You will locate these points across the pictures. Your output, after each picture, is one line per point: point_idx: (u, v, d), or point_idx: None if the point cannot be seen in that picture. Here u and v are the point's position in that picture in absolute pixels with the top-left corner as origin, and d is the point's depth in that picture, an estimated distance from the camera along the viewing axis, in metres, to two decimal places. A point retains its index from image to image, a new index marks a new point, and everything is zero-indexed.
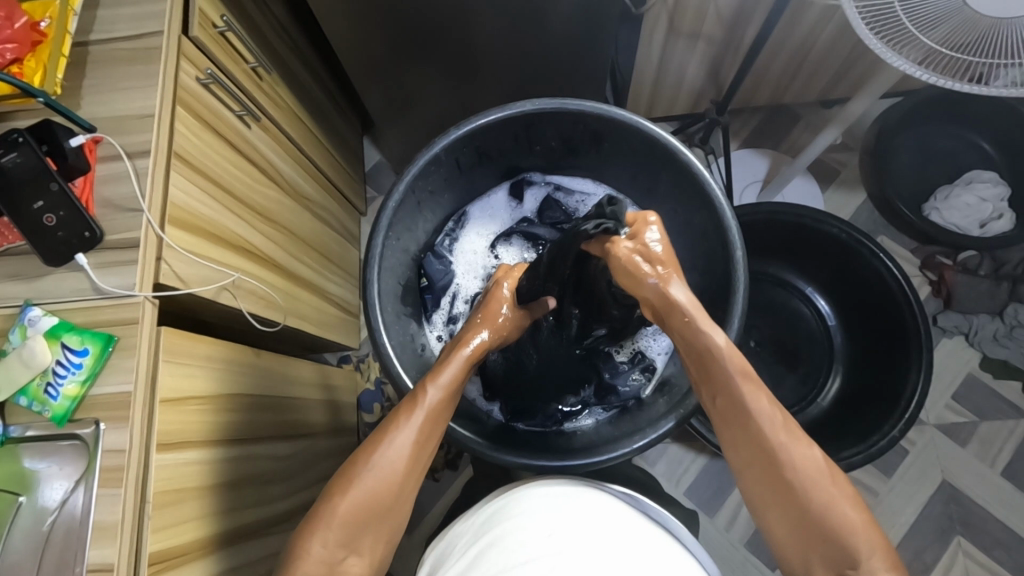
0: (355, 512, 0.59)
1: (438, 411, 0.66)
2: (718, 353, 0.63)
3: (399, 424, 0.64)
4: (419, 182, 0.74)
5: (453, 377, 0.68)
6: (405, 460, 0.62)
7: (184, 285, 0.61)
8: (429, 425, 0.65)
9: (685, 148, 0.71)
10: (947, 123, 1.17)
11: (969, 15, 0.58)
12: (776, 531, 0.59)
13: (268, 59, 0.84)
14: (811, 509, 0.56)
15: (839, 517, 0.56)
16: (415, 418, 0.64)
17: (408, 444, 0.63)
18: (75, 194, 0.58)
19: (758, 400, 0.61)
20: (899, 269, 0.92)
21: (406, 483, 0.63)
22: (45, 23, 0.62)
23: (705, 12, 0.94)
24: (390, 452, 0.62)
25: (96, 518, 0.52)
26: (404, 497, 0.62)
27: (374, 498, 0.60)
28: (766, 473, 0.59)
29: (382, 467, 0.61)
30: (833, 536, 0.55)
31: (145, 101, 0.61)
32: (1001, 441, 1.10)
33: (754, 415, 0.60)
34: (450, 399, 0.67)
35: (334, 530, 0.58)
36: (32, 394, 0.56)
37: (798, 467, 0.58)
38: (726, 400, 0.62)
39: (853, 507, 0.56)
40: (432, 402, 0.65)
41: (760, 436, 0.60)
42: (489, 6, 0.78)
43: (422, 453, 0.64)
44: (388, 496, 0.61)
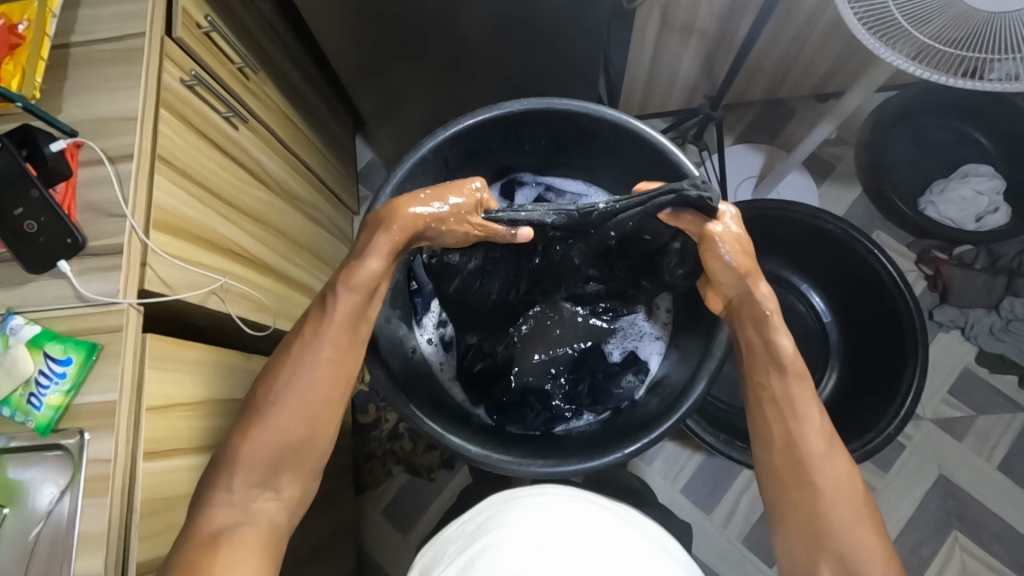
0: (265, 444, 0.57)
1: (346, 324, 0.62)
2: (779, 353, 0.63)
3: (303, 345, 0.61)
4: (407, 184, 0.73)
5: (360, 282, 0.63)
6: (315, 379, 0.60)
7: (170, 290, 0.60)
8: (340, 337, 0.61)
9: (676, 148, 0.70)
10: (942, 116, 1.16)
11: (961, 10, 0.57)
12: (785, 533, 0.59)
13: (255, 58, 0.83)
14: (831, 523, 0.56)
15: (857, 535, 0.56)
16: (323, 336, 0.61)
17: (316, 364, 0.60)
18: (56, 200, 0.57)
19: (804, 407, 0.61)
20: (894, 265, 0.91)
21: (322, 404, 0.60)
22: (23, 26, 0.61)
23: (698, 7, 0.93)
24: (294, 374, 0.59)
25: (82, 528, 0.52)
26: (321, 420, 0.60)
27: (284, 427, 0.58)
28: (794, 478, 0.59)
29: (286, 391, 0.59)
30: (848, 552, 0.55)
31: (127, 103, 0.60)
32: (997, 435, 1.10)
33: (795, 420, 0.61)
34: (359, 309, 0.63)
35: (243, 467, 0.57)
36: (14, 404, 0.55)
37: (825, 481, 0.58)
38: (777, 397, 0.62)
39: (871, 530, 0.56)
40: (340, 313, 0.62)
41: (794, 443, 0.60)
42: (478, 3, 0.77)
43: (337, 369, 0.61)
44: (295, 419, 0.58)
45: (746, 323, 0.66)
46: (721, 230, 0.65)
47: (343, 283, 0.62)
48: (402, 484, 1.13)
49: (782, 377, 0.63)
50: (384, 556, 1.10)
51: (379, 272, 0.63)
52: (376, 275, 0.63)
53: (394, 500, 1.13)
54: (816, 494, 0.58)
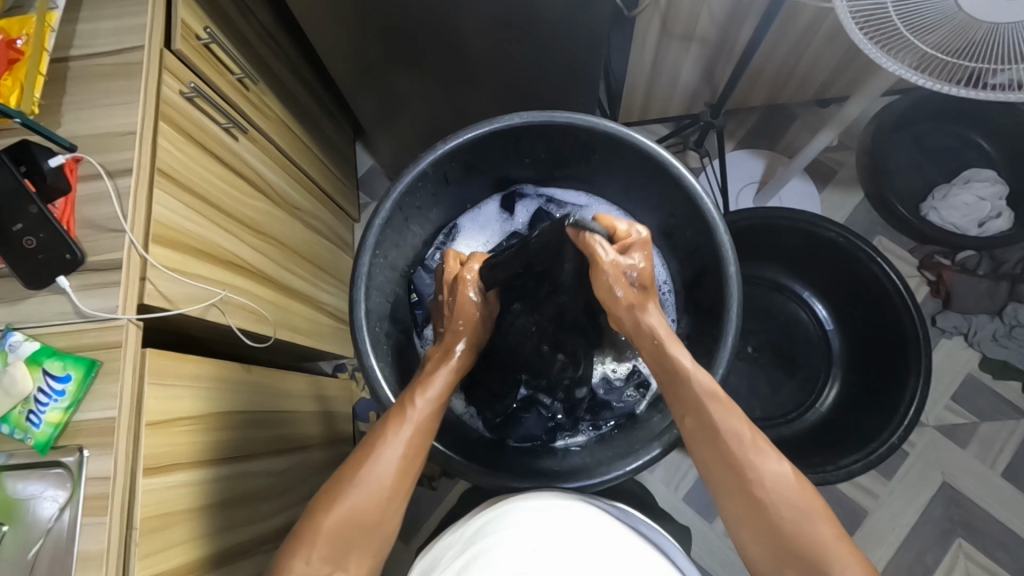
0: (341, 527, 0.57)
1: (427, 424, 0.64)
2: (686, 374, 0.62)
3: (386, 436, 0.62)
4: (407, 198, 0.73)
5: (441, 388, 0.67)
6: (393, 473, 0.61)
7: (173, 305, 0.60)
8: (418, 437, 0.63)
9: (677, 160, 0.69)
10: (944, 121, 1.16)
11: (963, 20, 0.56)
12: (749, 546, 0.58)
13: (254, 69, 0.83)
14: (783, 529, 0.55)
15: (812, 537, 0.54)
16: (407, 426, 0.63)
17: (392, 459, 0.61)
18: (55, 216, 0.57)
19: (720, 417, 0.60)
20: (897, 273, 0.91)
21: (398, 496, 0.61)
22: (22, 41, 0.61)
23: (698, 14, 0.92)
24: (379, 462, 0.60)
25: (81, 547, 0.51)
26: (391, 514, 0.60)
27: (362, 514, 0.58)
28: (737, 490, 0.58)
29: (370, 480, 0.60)
30: (808, 555, 0.54)
31: (126, 117, 0.60)
32: (1001, 442, 1.09)
33: (725, 438, 0.59)
34: (438, 413, 0.66)
35: (322, 540, 0.57)
36: (13, 421, 0.54)
37: (768, 488, 0.57)
38: (692, 412, 0.61)
39: (833, 527, 0.55)
40: (420, 416, 0.64)
41: (726, 456, 0.59)
42: (478, 11, 0.77)
43: (415, 464, 0.62)
44: (374, 509, 0.59)
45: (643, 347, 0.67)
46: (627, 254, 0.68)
47: (422, 387, 0.66)
48: None
49: (696, 392, 0.61)
50: (385, 565, 1.10)
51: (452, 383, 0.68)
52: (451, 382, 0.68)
53: None
54: (759, 500, 0.57)
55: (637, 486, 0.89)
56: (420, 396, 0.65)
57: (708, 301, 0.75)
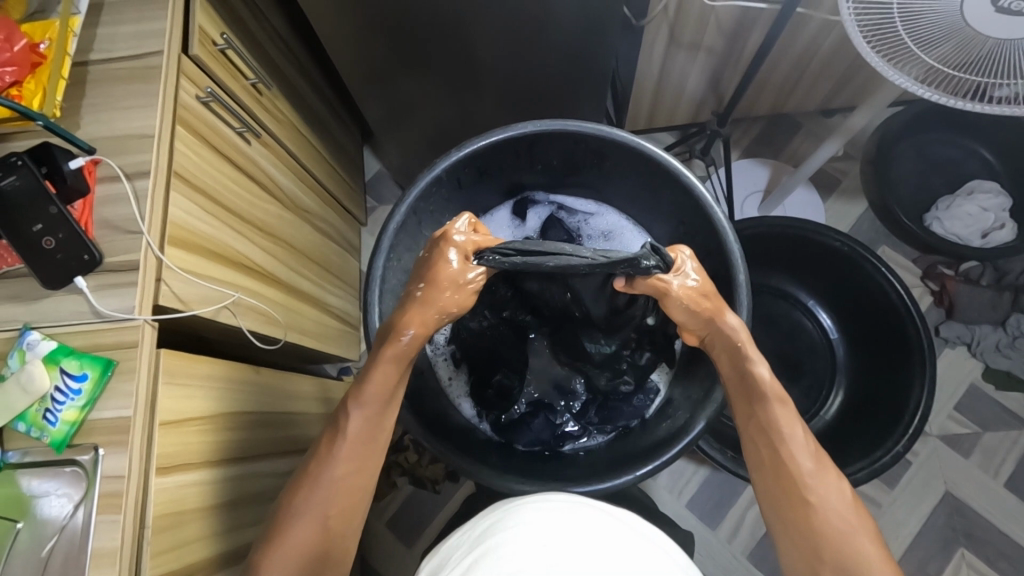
0: (290, 558, 0.58)
1: (363, 436, 0.63)
2: (759, 380, 0.64)
3: (324, 456, 0.62)
4: (421, 203, 0.74)
5: (374, 393, 0.64)
6: (336, 494, 0.61)
7: (186, 307, 0.61)
8: (355, 451, 0.63)
9: (686, 168, 0.70)
10: (948, 132, 1.17)
11: (968, 35, 0.57)
12: (783, 545, 0.59)
13: (268, 74, 0.84)
14: (830, 541, 0.57)
15: (853, 547, 0.56)
16: (341, 447, 0.62)
17: (332, 477, 0.61)
18: (74, 217, 0.58)
19: (785, 424, 0.63)
20: (901, 282, 0.92)
21: (346, 516, 0.61)
22: (44, 45, 0.62)
23: (706, 24, 0.93)
24: (318, 485, 0.61)
25: (95, 544, 0.52)
26: (343, 530, 0.61)
27: (310, 542, 0.59)
28: (783, 486, 0.61)
29: (312, 503, 0.60)
30: (846, 564, 0.55)
31: (145, 121, 0.61)
32: (1003, 452, 1.10)
33: (784, 441, 0.62)
34: (376, 420, 0.64)
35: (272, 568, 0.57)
36: (31, 419, 0.55)
37: (819, 495, 0.59)
38: (758, 417, 0.64)
39: (875, 545, 0.56)
40: (353, 433, 0.63)
41: (783, 462, 0.61)
42: (490, 19, 0.78)
43: (357, 480, 0.62)
44: (322, 530, 0.60)
45: (720, 352, 0.67)
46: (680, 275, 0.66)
47: (354, 398, 0.64)
48: (407, 496, 1.13)
49: (770, 399, 0.64)
50: (388, 569, 1.10)
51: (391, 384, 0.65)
52: (389, 384, 0.65)
53: (398, 512, 1.13)
54: (808, 508, 0.59)
55: (641, 491, 0.90)
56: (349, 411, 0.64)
57: None
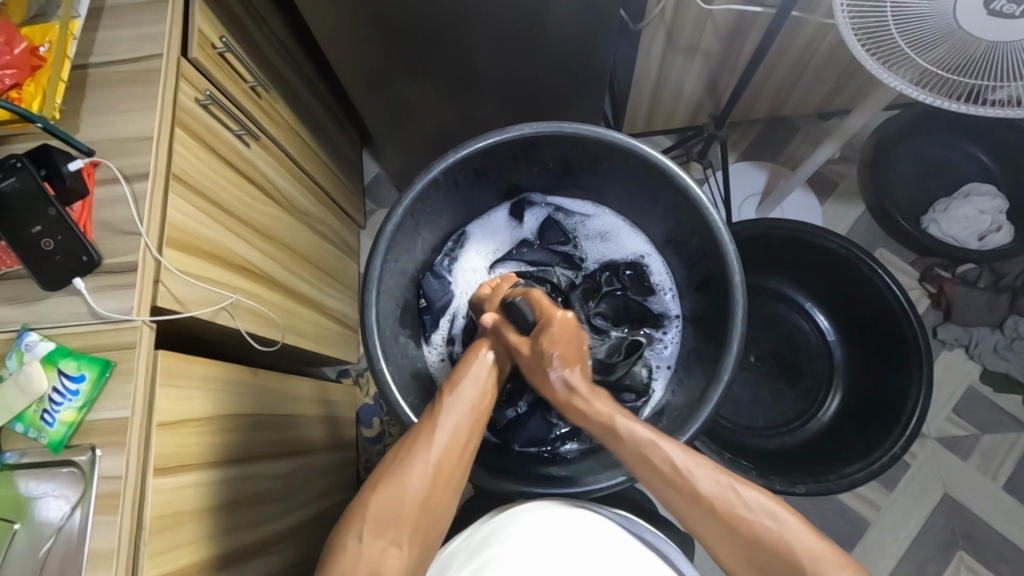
0: (390, 504, 0.60)
1: (473, 404, 0.67)
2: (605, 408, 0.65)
3: (428, 421, 0.65)
4: (418, 205, 0.74)
5: (479, 372, 0.69)
6: (440, 454, 0.63)
7: (183, 307, 0.61)
8: (467, 418, 0.66)
9: (682, 170, 0.71)
10: (945, 135, 1.17)
11: (961, 39, 0.58)
12: (731, 563, 0.60)
13: (267, 77, 0.84)
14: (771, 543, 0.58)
15: (784, 543, 0.57)
16: (448, 412, 0.65)
17: (440, 437, 0.63)
18: (73, 218, 0.58)
19: (670, 451, 0.63)
20: (898, 285, 0.92)
21: (441, 477, 0.62)
22: (44, 48, 0.62)
23: (703, 26, 0.93)
24: (422, 445, 0.63)
25: (92, 545, 0.52)
26: (445, 491, 0.62)
27: (411, 491, 0.61)
28: (697, 512, 0.61)
29: (416, 461, 0.62)
30: (785, 561, 0.57)
31: (143, 123, 0.61)
32: (1002, 454, 1.10)
33: (676, 469, 0.62)
34: (483, 398, 0.68)
35: (373, 520, 0.59)
36: (28, 420, 0.55)
37: (730, 504, 0.60)
38: (637, 446, 0.64)
39: (807, 530, 0.58)
40: (460, 401, 0.67)
41: (683, 486, 0.61)
42: (487, 23, 0.79)
43: (461, 444, 0.64)
44: (427, 488, 0.61)
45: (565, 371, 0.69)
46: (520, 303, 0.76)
47: (458, 377, 0.69)
48: None
49: (628, 432, 0.64)
50: None
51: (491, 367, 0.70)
52: (490, 365, 0.70)
53: None
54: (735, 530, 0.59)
55: (639, 493, 0.90)
56: (457, 384, 0.68)
57: (712, 308, 0.76)
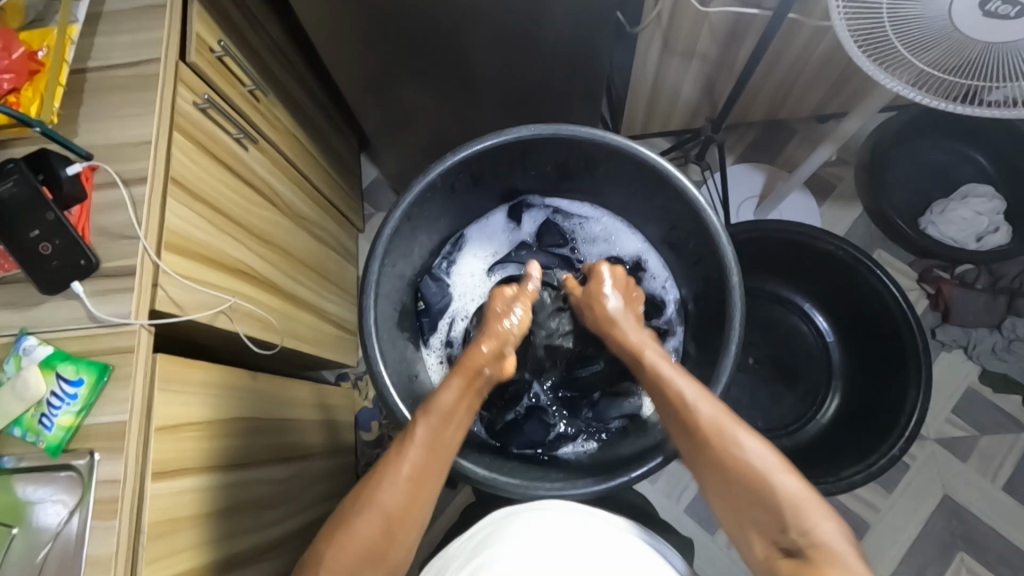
0: (341, 558, 0.57)
1: (433, 446, 0.63)
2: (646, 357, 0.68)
3: (390, 461, 0.62)
4: (416, 208, 0.74)
5: (444, 411, 0.65)
6: (396, 499, 0.60)
7: (181, 311, 0.61)
8: (426, 460, 0.62)
9: (680, 172, 0.71)
10: (941, 137, 1.17)
11: (957, 40, 0.58)
12: (715, 500, 0.59)
13: (265, 82, 0.85)
14: (742, 466, 0.57)
15: (775, 481, 0.56)
16: (414, 451, 0.62)
17: (398, 479, 0.61)
18: (71, 222, 0.58)
19: (689, 391, 0.63)
20: (897, 286, 0.92)
21: (397, 528, 0.59)
22: (42, 53, 0.62)
23: (700, 30, 0.94)
24: (382, 489, 0.60)
25: (89, 550, 0.52)
26: (401, 538, 0.60)
27: (365, 543, 0.58)
28: (693, 435, 0.61)
29: (371, 507, 0.59)
30: (763, 494, 0.55)
31: (141, 127, 0.61)
32: (1002, 455, 1.10)
33: (682, 400, 0.63)
34: (444, 439, 0.64)
35: (321, 569, 0.57)
36: (26, 424, 0.55)
37: (730, 440, 0.59)
38: (658, 378, 0.66)
39: (801, 484, 0.55)
40: (421, 441, 0.63)
41: (684, 414, 0.62)
42: (484, 27, 0.79)
43: (422, 488, 0.62)
44: (378, 534, 0.59)
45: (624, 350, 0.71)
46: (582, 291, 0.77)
47: (424, 411, 0.65)
48: None
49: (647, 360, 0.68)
50: None
51: (457, 402, 0.66)
52: (456, 402, 0.66)
53: None
54: (721, 453, 0.58)
55: (639, 496, 0.90)
56: (421, 421, 0.64)
57: (710, 309, 0.76)
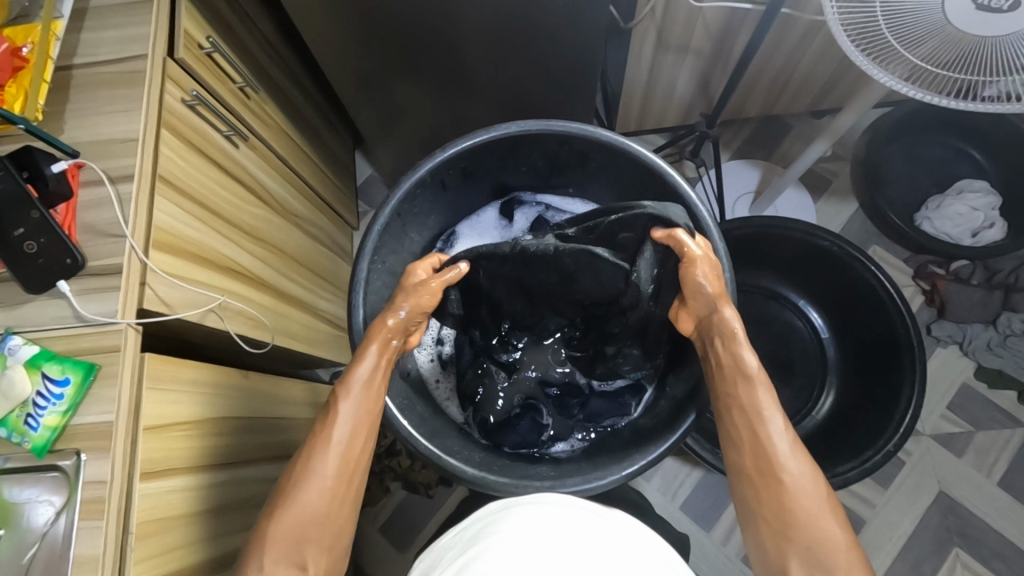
0: (289, 531, 0.59)
1: (358, 412, 0.65)
2: (745, 362, 0.65)
3: (320, 433, 0.63)
4: (406, 205, 0.74)
5: (365, 373, 0.66)
6: (334, 467, 0.62)
7: (170, 310, 0.60)
8: (353, 426, 0.64)
9: (671, 168, 0.70)
10: (935, 132, 1.17)
11: (950, 34, 0.58)
12: (756, 538, 0.61)
13: (255, 77, 0.84)
14: (798, 519, 0.58)
15: (825, 531, 0.57)
16: (339, 421, 0.64)
17: (330, 450, 0.63)
18: (57, 221, 0.57)
19: (769, 414, 0.63)
20: (890, 282, 0.92)
21: (340, 492, 0.62)
22: (26, 49, 0.62)
23: (694, 25, 0.93)
24: (317, 460, 0.62)
25: (77, 551, 0.52)
26: (342, 505, 0.62)
27: (308, 512, 0.60)
28: (758, 470, 0.62)
29: (310, 479, 0.61)
30: (817, 550, 0.57)
31: (129, 124, 0.61)
32: (996, 451, 1.10)
33: (765, 424, 0.63)
34: (370, 398, 0.66)
35: (271, 546, 0.58)
36: (11, 424, 0.55)
37: (793, 479, 0.60)
38: (740, 400, 0.64)
39: (846, 533, 0.58)
40: (346, 409, 0.64)
41: (761, 443, 0.62)
42: (476, 23, 0.78)
43: (354, 455, 0.64)
44: (321, 504, 0.61)
45: (710, 340, 0.67)
46: (695, 252, 0.66)
47: (345, 381, 0.66)
48: (399, 501, 1.12)
49: (743, 364, 0.65)
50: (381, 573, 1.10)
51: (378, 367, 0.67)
52: (379, 362, 0.67)
53: (390, 518, 1.12)
54: (783, 495, 0.60)
55: (633, 493, 0.89)
56: (344, 387, 0.65)
57: None
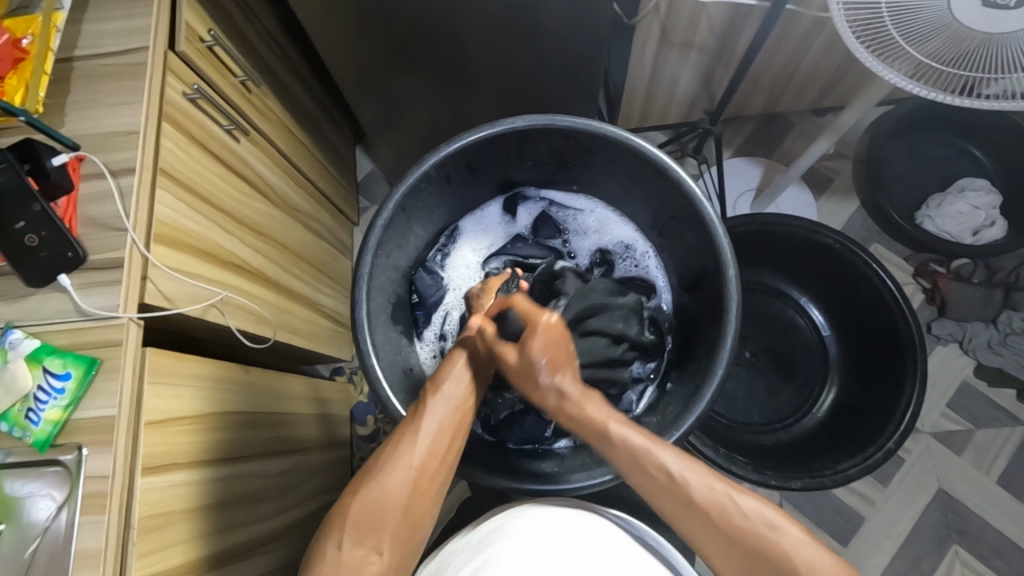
0: (368, 513, 0.58)
1: (449, 412, 0.64)
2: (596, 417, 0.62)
3: (407, 425, 0.63)
4: (410, 199, 0.74)
5: (454, 376, 0.66)
6: (418, 458, 0.61)
7: (171, 304, 0.60)
8: (444, 421, 0.64)
9: (676, 164, 0.70)
10: (938, 131, 1.17)
11: (956, 30, 0.57)
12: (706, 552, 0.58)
13: (257, 71, 0.83)
14: (722, 526, 0.56)
15: (752, 524, 0.56)
16: (429, 415, 0.63)
17: (417, 443, 0.62)
18: (58, 214, 0.57)
19: (646, 446, 0.60)
20: (893, 280, 0.91)
21: (426, 482, 0.61)
22: (27, 40, 0.61)
23: (698, 20, 0.93)
24: (402, 451, 0.61)
25: (78, 545, 0.51)
26: (424, 499, 0.61)
27: (389, 500, 0.59)
28: (670, 501, 0.59)
29: (392, 467, 0.61)
30: (759, 547, 0.55)
31: (130, 117, 0.60)
32: (996, 449, 1.10)
33: (644, 455, 0.60)
34: (461, 401, 0.66)
35: (350, 526, 0.58)
36: (13, 418, 0.55)
37: (700, 493, 0.58)
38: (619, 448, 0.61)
39: (775, 513, 0.57)
40: (435, 407, 0.64)
41: (654, 475, 0.59)
42: (480, 18, 0.78)
43: (444, 450, 0.63)
44: (402, 492, 0.60)
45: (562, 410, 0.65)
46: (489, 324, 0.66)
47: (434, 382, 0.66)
48: None
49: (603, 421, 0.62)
50: None
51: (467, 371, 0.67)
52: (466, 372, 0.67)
53: None
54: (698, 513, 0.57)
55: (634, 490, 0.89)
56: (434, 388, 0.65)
57: (708, 301, 0.75)
